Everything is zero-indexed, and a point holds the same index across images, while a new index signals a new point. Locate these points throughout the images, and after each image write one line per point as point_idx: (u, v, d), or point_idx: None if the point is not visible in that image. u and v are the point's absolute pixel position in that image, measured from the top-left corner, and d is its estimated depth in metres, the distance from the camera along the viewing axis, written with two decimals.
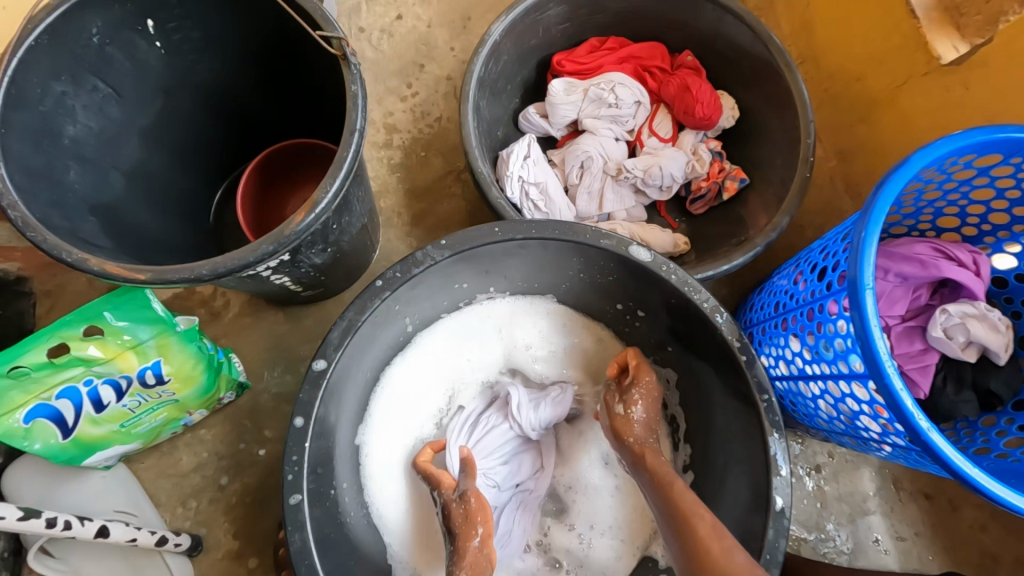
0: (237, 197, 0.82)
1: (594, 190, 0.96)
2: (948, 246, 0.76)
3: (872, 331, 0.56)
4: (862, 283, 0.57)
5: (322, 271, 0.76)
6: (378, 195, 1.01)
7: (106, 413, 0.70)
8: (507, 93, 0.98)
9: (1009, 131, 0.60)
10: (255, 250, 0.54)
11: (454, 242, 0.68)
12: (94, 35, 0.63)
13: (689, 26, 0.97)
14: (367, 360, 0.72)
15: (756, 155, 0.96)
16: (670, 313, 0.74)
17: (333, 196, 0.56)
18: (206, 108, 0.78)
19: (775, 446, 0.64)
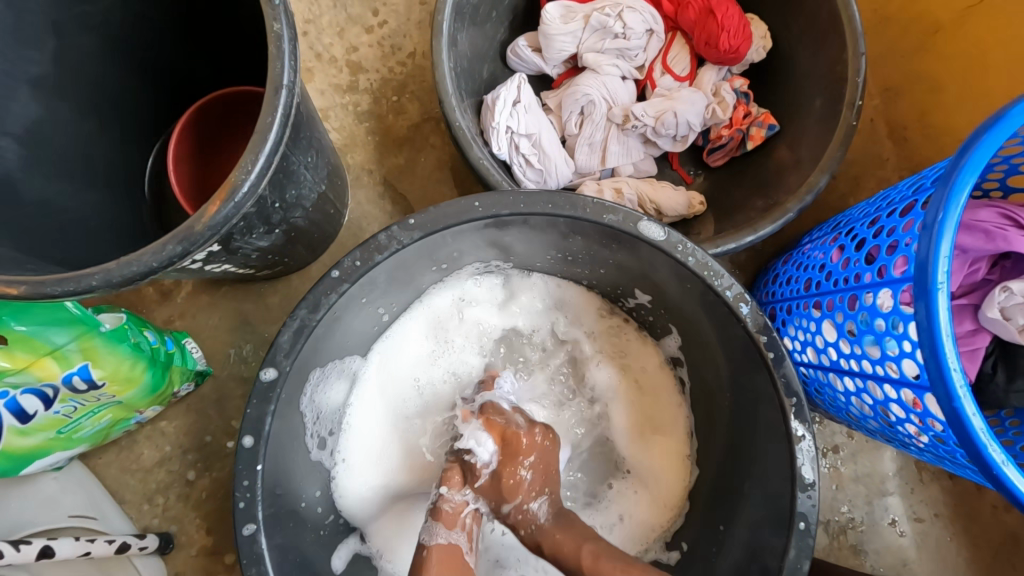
0: (168, 160, 0.69)
1: (596, 142, 0.82)
2: (1020, 212, 0.63)
3: (943, 338, 0.45)
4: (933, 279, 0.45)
5: (274, 251, 0.64)
6: (344, 150, 0.87)
7: (34, 423, 0.61)
8: (491, 21, 0.81)
9: None
10: (158, 250, 0.42)
11: (424, 221, 0.56)
12: None
13: None
14: (331, 360, 0.62)
15: (789, 95, 0.81)
16: (684, 296, 0.63)
17: (257, 176, 0.44)
18: (115, 51, 0.63)
19: (803, 457, 0.55)
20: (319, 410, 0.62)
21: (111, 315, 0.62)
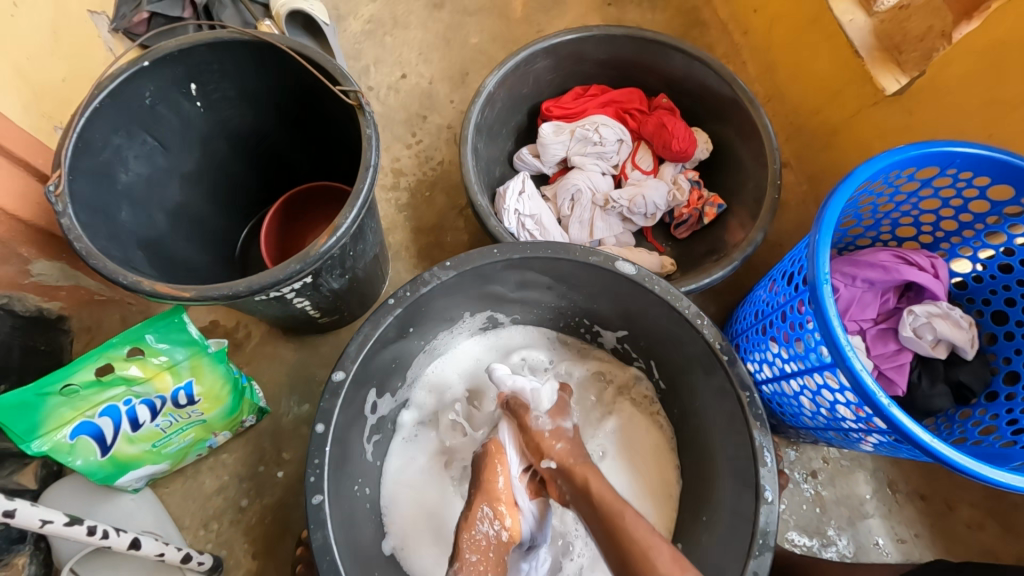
0: (263, 234, 0.91)
1: (585, 220, 1.05)
2: (908, 252, 0.83)
3: (829, 317, 0.63)
4: (818, 279, 0.64)
5: (340, 296, 0.84)
6: (387, 232, 1.10)
7: (141, 432, 0.76)
8: (502, 136, 1.09)
9: (938, 145, 0.68)
10: (283, 269, 0.62)
11: (458, 263, 0.76)
12: (146, 98, 0.73)
13: (663, 72, 1.09)
14: (378, 379, 0.78)
15: (731, 182, 1.05)
16: (654, 321, 0.81)
17: (352, 222, 0.65)
18: (238, 158, 0.88)
19: (761, 436, 0.69)
20: (377, 418, 0.81)
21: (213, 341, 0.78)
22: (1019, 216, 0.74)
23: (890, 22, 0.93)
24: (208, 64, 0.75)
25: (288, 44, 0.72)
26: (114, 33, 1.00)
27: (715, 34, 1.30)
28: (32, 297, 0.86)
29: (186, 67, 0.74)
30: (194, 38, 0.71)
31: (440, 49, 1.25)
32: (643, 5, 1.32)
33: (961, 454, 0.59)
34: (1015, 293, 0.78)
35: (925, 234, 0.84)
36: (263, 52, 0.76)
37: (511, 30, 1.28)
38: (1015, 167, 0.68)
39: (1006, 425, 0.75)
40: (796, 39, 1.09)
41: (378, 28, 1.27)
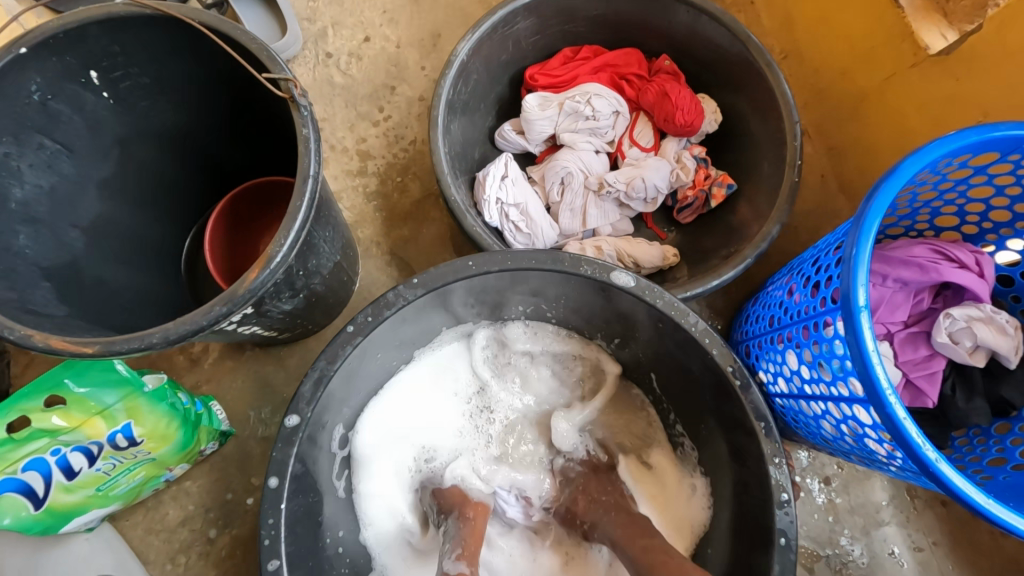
0: (207, 241, 0.79)
1: (577, 208, 0.93)
2: (947, 247, 0.72)
3: (868, 351, 0.53)
4: (852, 303, 0.53)
5: (296, 315, 0.73)
6: (355, 225, 0.98)
7: (79, 479, 0.67)
8: (481, 111, 0.95)
9: (1000, 129, 0.56)
10: (207, 313, 0.52)
11: (427, 280, 0.65)
12: (33, 92, 0.60)
13: (665, 29, 0.94)
14: (342, 413, 0.69)
15: (743, 159, 0.92)
16: (656, 333, 0.71)
17: (290, 248, 0.54)
18: (168, 155, 0.75)
19: (778, 475, 0.60)
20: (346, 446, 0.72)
21: (151, 376, 0.69)
22: None
23: None
24: (107, 46, 0.61)
25: (202, 21, 0.59)
26: None
27: None
28: None
29: (79, 52, 0.60)
30: (83, 15, 0.58)
31: (407, 5, 1.08)
32: None
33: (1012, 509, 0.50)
34: None
35: (969, 224, 0.72)
36: (174, 29, 0.62)
37: None
38: None
39: None
40: None
41: None
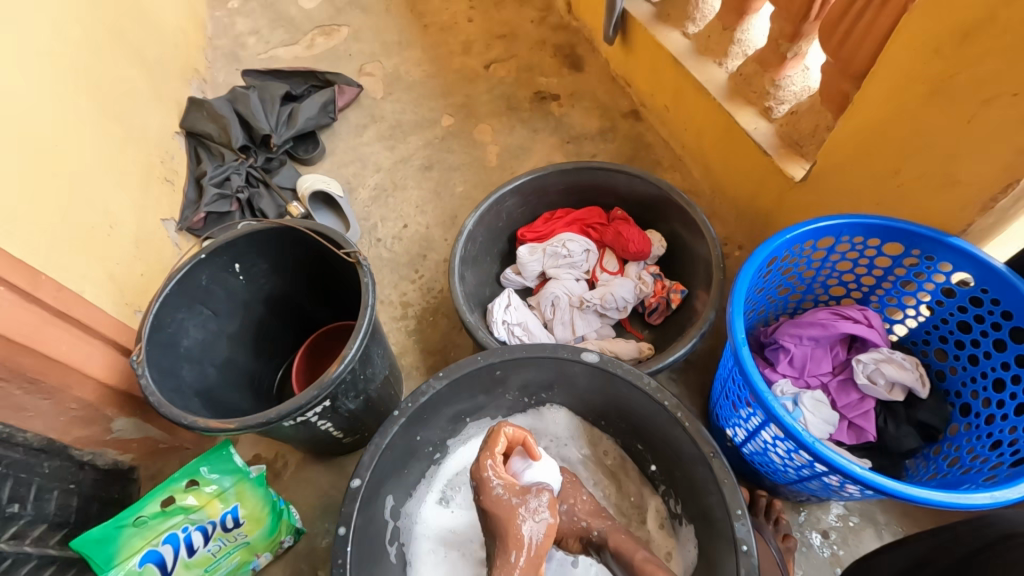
0: (295, 372, 1.09)
1: (566, 321, 1.21)
2: (842, 308, 0.94)
3: (753, 374, 0.76)
4: (736, 344, 0.78)
5: (358, 416, 0.99)
6: (400, 355, 1.28)
7: (195, 557, 0.87)
8: (488, 262, 1.30)
9: (818, 221, 0.83)
10: (304, 396, 0.80)
11: (448, 372, 0.90)
12: (202, 280, 0.95)
13: (613, 191, 1.30)
14: (391, 485, 0.90)
15: (689, 270, 1.20)
16: (626, 398, 0.92)
17: (356, 351, 0.83)
18: (273, 314, 1.10)
19: (729, 491, 0.76)
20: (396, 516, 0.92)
21: (255, 467, 0.91)
22: (917, 265, 0.85)
23: (786, 126, 1.15)
24: (245, 248, 0.99)
25: (305, 226, 0.96)
26: (180, 231, 1.41)
27: (660, 151, 1.55)
28: (110, 453, 1.04)
29: (229, 254, 0.97)
30: (237, 232, 0.96)
31: (433, 200, 1.53)
32: (596, 138, 1.60)
33: (888, 478, 0.65)
34: (944, 330, 0.87)
35: (853, 291, 0.95)
36: (286, 233, 0.99)
37: (489, 176, 1.56)
38: (890, 226, 0.81)
39: (965, 455, 0.80)
40: (722, 148, 1.32)
41: (383, 192, 1.57)
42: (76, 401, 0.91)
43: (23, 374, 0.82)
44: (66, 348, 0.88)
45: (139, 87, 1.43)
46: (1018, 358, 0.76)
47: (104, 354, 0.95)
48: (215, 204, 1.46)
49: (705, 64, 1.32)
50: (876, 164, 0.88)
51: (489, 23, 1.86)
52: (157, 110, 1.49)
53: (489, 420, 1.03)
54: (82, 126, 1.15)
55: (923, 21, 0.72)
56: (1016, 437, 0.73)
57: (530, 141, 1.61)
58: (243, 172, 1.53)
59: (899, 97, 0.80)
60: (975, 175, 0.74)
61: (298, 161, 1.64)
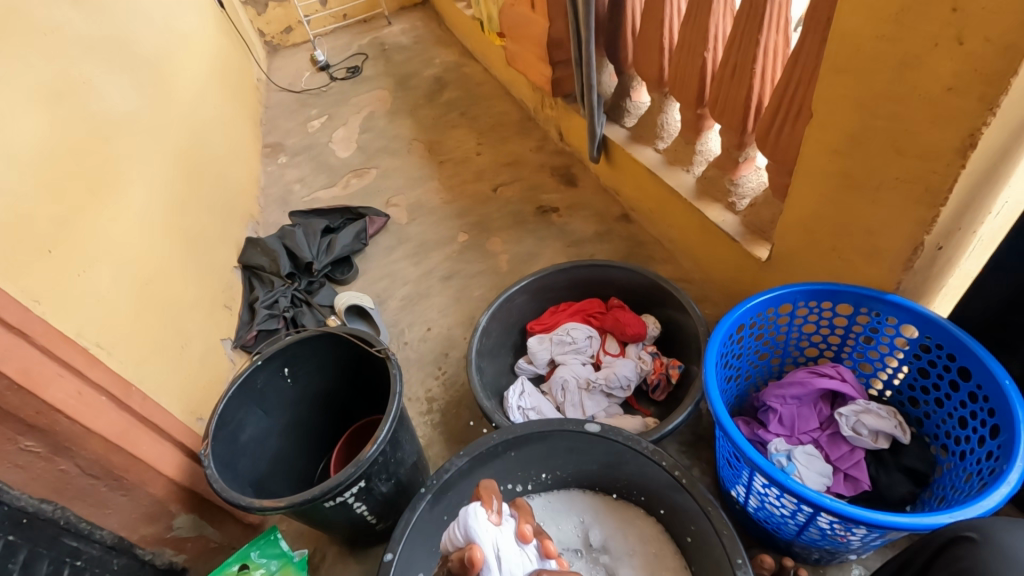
0: (332, 466, 1.21)
1: (576, 402, 1.33)
2: (817, 366, 1.04)
3: (730, 426, 0.85)
4: (713, 401, 0.88)
5: (391, 500, 1.09)
6: (428, 448, 1.40)
7: None
8: (503, 354, 1.45)
9: (772, 291, 0.98)
10: (343, 474, 0.95)
11: (469, 450, 1.01)
12: (258, 384, 1.12)
13: (607, 282, 1.46)
14: (419, 563, 0.98)
15: (683, 347, 1.33)
16: (632, 464, 1.00)
17: (387, 433, 0.98)
18: (315, 412, 1.25)
19: (729, 540, 0.83)
20: None
21: (298, 553, 1.01)
22: (869, 321, 0.97)
23: (750, 216, 1.35)
24: (295, 353, 1.16)
25: (345, 331, 1.14)
26: (235, 348, 1.64)
27: (650, 245, 1.75)
28: (167, 552, 1.11)
29: (281, 359, 1.15)
30: (288, 340, 1.14)
31: (454, 305, 1.73)
32: (593, 240, 1.82)
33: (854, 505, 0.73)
34: (911, 378, 0.98)
35: (825, 351, 1.07)
36: (327, 337, 1.17)
37: (501, 280, 1.78)
38: (836, 290, 0.95)
39: (950, 491, 0.86)
40: (700, 239, 1.51)
41: (409, 302, 1.78)
42: (149, 496, 1.04)
43: (112, 471, 0.97)
44: (146, 447, 1.04)
45: (209, 233, 1.74)
46: (971, 394, 0.85)
47: (173, 454, 1.10)
48: (266, 323, 1.69)
49: (676, 171, 1.55)
50: (817, 240, 1.04)
51: (495, 155, 2.21)
52: (221, 249, 1.78)
53: None
54: (168, 266, 1.42)
55: (819, 132, 0.93)
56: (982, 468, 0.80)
57: (536, 248, 1.84)
58: (289, 294, 1.78)
59: (819, 187, 0.98)
60: (889, 245, 0.89)
61: (336, 281, 1.89)
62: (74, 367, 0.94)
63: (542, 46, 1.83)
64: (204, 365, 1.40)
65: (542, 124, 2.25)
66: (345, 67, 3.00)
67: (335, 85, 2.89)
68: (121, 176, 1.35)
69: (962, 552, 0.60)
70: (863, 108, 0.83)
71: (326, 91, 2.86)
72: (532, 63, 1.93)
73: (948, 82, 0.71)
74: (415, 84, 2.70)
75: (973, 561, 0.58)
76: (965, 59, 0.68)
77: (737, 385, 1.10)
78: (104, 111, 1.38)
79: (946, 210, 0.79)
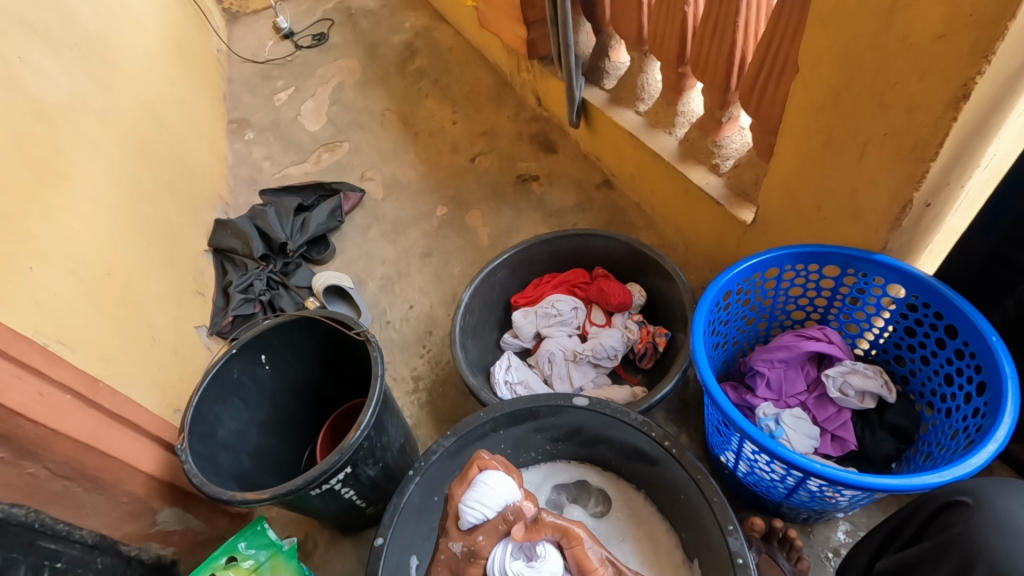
0: (318, 451, 1.18)
1: (563, 375, 1.31)
2: (803, 329, 1.03)
3: (719, 395, 0.84)
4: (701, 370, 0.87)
5: (379, 483, 1.07)
6: (416, 427, 1.39)
7: None
8: (488, 330, 1.42)
9: (759, 255, 0.95)
10: (326, 462, 0.92)
11: (456, 430, 1.00)
12: (233, 373, 1.08)
13: (590, 252, 1.43)
14: (412, 545, 0.97)
15: (669, 315, 1.32)
16: (621, 436, 1.00)
17: (370, 417, 0.96)
18: (296, 398, 1.21)
19: (721, 508, 0.83)
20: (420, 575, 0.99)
21: (287, 541, 0.99)
22: (856, 282, 0.95)
23: (733, 178, 1.32)
24: (271, 340, 1.12)
25: (321, 315, 1.10)
26: (210, 335, 1.58)
27: (633, 211, 1.72)
28: (154, 547, 1.08)
29: (256, 346, 1.11)
30: (261, 327, 1.10)
31: (436, 281, 1.69)
32: (575, 209, 1.78)
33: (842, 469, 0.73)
34: (896, 337, 0.97)
35: (811, 313, 1.06)
36: (303, 322, 1.13)
37: (482, 253, 1.73)
38: (822, 252, 0.93)
39: (936, 448, 0.87)
40: (683, 204, 1.48)
41: (389, 280, 1.74)
42: (128, 494, 1.01)
43: (84, 471, 0.93)
44: (119, 445, 1.00)
45: (175, 217, 1.66)
46: (957, 351, 0.85)
47: (149, 450, 1.07)
48: (241, 308, 1.63)
49: (657, 135, 1.51)
50: (802, 201, 1.01)
51: (471, 124, 2.13)
52: (188, 233, 1.71)
53: None
54: (132, 255, 1.35)
55: (804, 89, 0.89)
56: (968, 424, 0.80)
57: (517, 219, 1.80)
58: (264, 277, 1.72)
59: (805, 146, 0.94)
60: (875, 203, 0.87)
61: (312, 261, 1.83)
62: (31, 367, 0.89)
63: (514, 6, 1.74)
64: (178, 356, 1.36)
65: (518, 90, 2.17)
66: (309, 34, 2.85)
67: (300, 55, 2.74)
68: (69, 160, 1.26)
69: (954, 517, 0.62)
70: (850, 60, 0.79)
71: (290, 61, 2.72)
72: (504, 25, 1.84)
73: (938, 30, 0.67)
74: (384, 51, 2.58)
75: (964, 527, 0.61)
76: (957, 4, 0.64)
77: (724, 351, 1.09)
78: (43, 91, 1.28)
79: (935, 165, 0.76)
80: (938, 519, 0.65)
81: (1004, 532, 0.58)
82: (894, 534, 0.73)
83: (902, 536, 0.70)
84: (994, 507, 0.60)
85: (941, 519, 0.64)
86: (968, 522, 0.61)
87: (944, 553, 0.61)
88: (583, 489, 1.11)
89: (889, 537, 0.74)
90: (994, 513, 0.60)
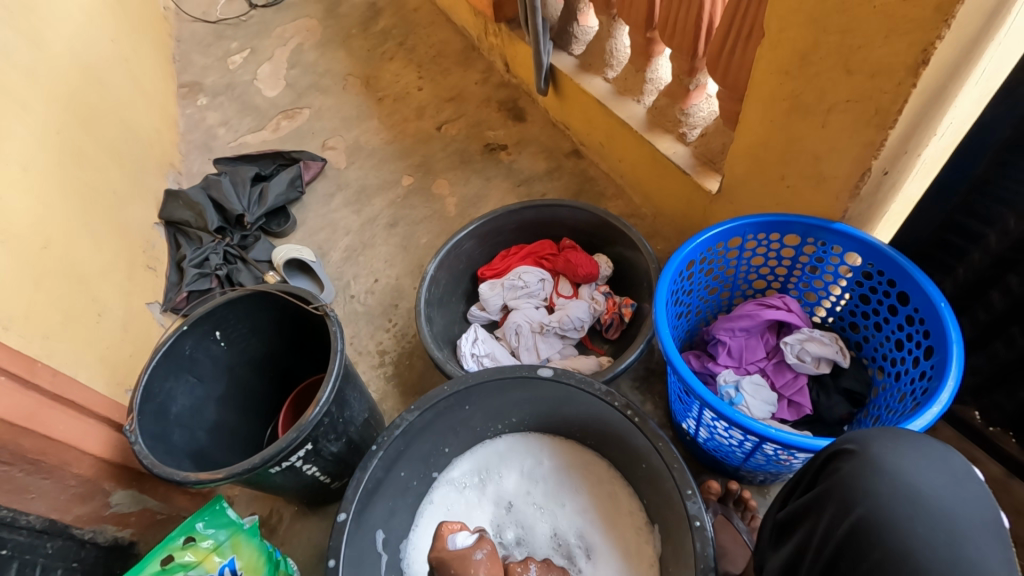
0: (280, 428, 1.16)
1: (531, 346, 1.31)
2: (764, 298, 1.05)
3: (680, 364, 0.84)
4: (664, 340, 0.87)
5: (343, 459, 1.06)
6: (382, 401, 1.37)
7: None
8: (454, 302, 1.40)
9: (722, 225, 0.95)
10: (285, 439, 0.90)
11: (419, 404, 0.98)
12: (186, 349, 1.04)
13: (557, 223, 1.41)
14: (377, 518, 0.96)
15: (635, 285, 1.32)
16: (585, 405, 1.00)
17: (330, 394, 0.93)
18: (256, 375, 1.18)
19: (681, 475, 0.84)
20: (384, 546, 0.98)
21: (248, 520, 0.98)
22: (815, 251, 0.97)
23: (700, 147, 1.30)
24: (226, 315, 1.08)
25: (278, 289, 1.06)
26: (164, 311, 1.51)
27: (602, 180, 1.70)
28: (109, 529, 1.05)
29: (210, 322, 1.06)
30: (214, 302, 1.05)
31: (401, 253, 1.65)
32: (543, 177, 1.75)
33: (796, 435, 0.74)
34: (853, 305, 1.00)
35: (773, 282, 1.07)
36: (259, 297, 1.09)
37: (449, 224, 1.70)
38: (785, 221, 0.93)
39: (885, 411, 0.90)
40: (650, 173, 1.47)
41: (353, 252, 1.68)
42: (75, 477, 0.97)
43: (24, 455, 0.89)
44: (62, 427, 0.95)
45: (122, 188, 1.57)
46: (907, 318, 0.87)
47: (97, 431, 1.02)
48: (196, 284, 1.56)
49: (626, 102, 1.48)
50: (766, 171, 1.01)
51: (437, 89, 2.05)
52: (137, 204, 1.61)
53: (454, 462, 1.11)
54: (71, 227, 1.26)
55: (769, 53, 0.87)
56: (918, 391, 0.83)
57: (484, 189, 1.76)
58: (221, 250, 1.64)
59: (770, 114, 0.93)
60: (837, 170, 0.87)
61: (272, 234, 1.75)
62: None
63: None
64: (128, 333, 1.29)
65: (486, 54, 2.09)
66: None
67: (255, 13, 2.58)
68: None
69: (839, 463, 0.60)
70: (814, 24, 0.77)
71: (245, 20, 2.56)
72: None
73: None
74: (345, 11, 2.44)
75: (847, 473, 0.58)
76: None
77: (687, 321, 1.10)
78: None
79: (895, 131, 0.77)
80: (821, 469, 0.62)
81: (882, 473, 0.56)
82: (793, 487, 0.68)
83: (798, 488, 0.66)
84: (877, 453, 0.58)
85: (828, 467, 0.61)
86: (850, 466, 0.58)
87: (827, 500, 0.58)
88: (548, 448, 1.13)
89: (788, 491, 0.68)
90: (878, 461, 0.57)
